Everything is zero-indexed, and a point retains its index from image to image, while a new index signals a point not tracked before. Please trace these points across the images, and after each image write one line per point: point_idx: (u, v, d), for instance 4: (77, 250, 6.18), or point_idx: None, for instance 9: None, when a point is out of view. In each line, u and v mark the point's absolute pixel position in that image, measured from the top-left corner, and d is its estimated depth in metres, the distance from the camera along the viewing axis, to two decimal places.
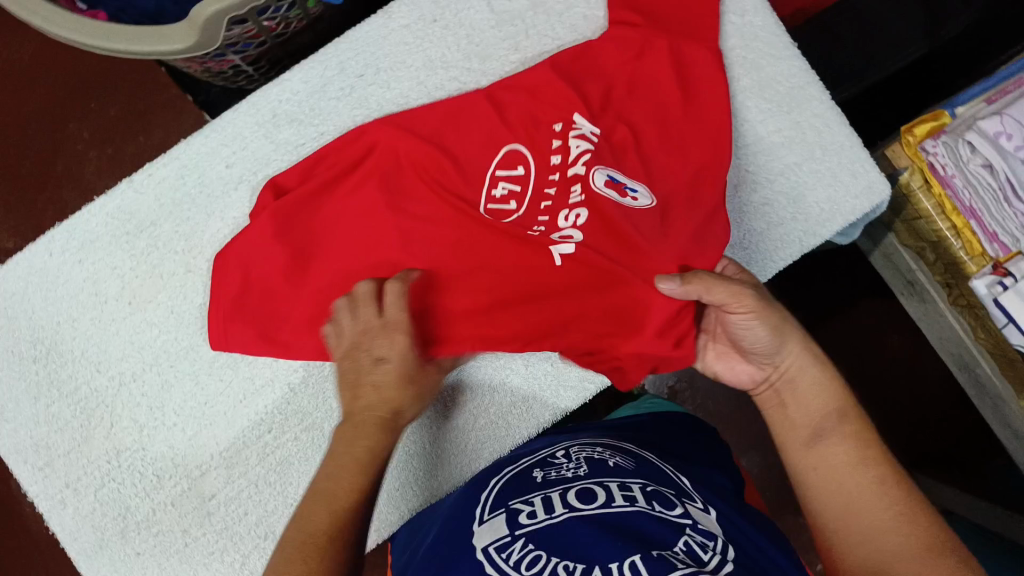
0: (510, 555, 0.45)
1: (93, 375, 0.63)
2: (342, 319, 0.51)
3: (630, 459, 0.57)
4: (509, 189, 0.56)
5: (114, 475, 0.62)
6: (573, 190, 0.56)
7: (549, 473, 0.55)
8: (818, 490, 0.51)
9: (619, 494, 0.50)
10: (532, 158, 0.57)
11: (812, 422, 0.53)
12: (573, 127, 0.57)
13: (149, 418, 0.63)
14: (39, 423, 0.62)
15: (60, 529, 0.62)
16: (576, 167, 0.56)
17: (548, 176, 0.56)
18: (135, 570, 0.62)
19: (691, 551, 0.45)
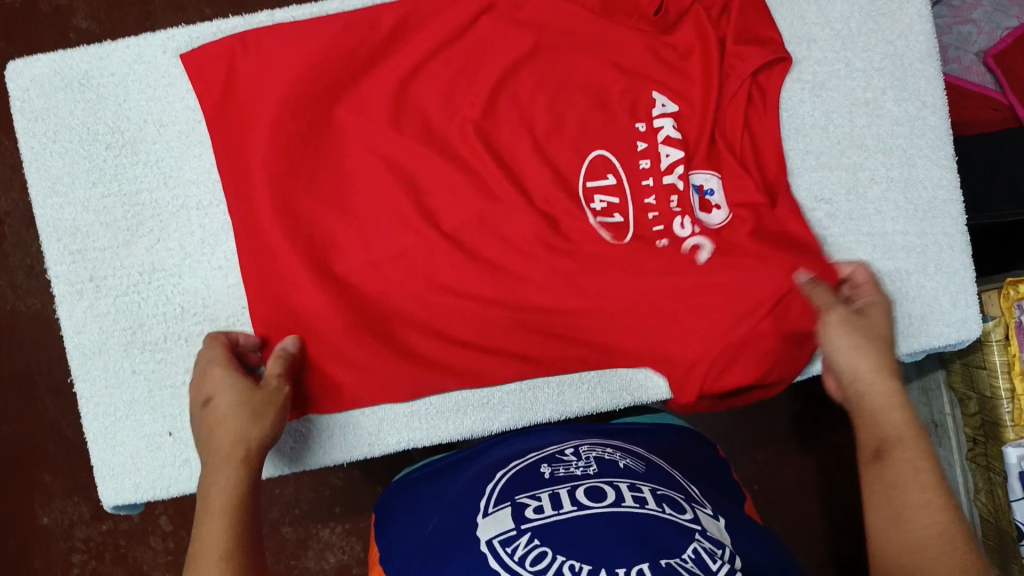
0: (515, 549, 0.48)
1: (159, 187, 0.68)
2: (210, 371, 0.60)
3: (639, 461, 0.59)
4: (607, 201, 0.67)
5: (139, 288, 0.67)
6: (673, 201, 0.66)
7: (557, 470, 0.56)
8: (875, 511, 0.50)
9: (627, 494, 0.52)
10: (619, 167, 0.67)
11: (883, 436, 0.53)
12: (670, 170, 0.66)
13: (196, 250, 0.68)
14: (87, 208, 0.67)
15: (68, 317, 0.67)
16: (670, 176, 0.66)
17: (645, 188, 0.66)
18: (125, 386, 0.67)
19: (699, 559, 0.46)
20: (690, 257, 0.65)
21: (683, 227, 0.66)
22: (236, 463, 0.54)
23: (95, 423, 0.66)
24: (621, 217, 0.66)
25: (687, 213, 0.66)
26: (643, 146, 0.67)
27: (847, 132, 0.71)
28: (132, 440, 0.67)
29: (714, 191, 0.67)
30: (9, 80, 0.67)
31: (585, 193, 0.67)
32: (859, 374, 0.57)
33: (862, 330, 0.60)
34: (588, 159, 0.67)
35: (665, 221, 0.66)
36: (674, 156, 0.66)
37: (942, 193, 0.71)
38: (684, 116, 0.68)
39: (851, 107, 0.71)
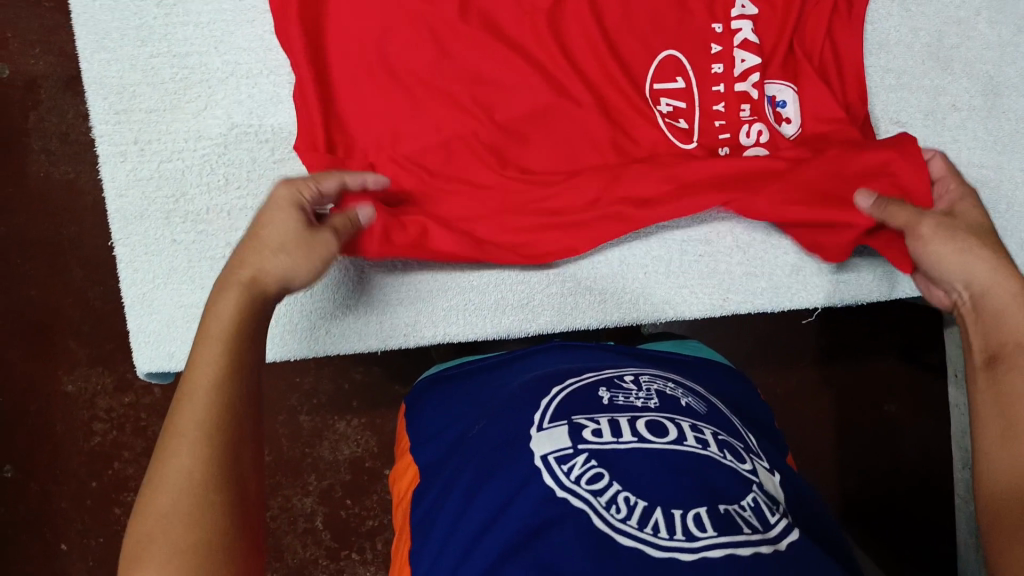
0: (572, 469, 0.48)
1: (209, 51, 0.65)
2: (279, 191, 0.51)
3: (700, 402, 0.58)
4: (673, 104, 0.64)
5: (184, 155, 0.65)
6: (744, 109, 0.63)
7: (617, 396, 0.55)
8: (1003, 403, 0.46)
9: (690, 434, 0.51)
10: (689, 69, 0.64)
11: (973, 283, 0.53)
12: (744, 77, 0.63)
13: (242, 121, 0.66)
14: (133, 67, 0.64)
15: (110, 179, 0.65)
16: (744, 83, 0.63)
17: (715, 94, 0.64)
18: (165, 255, 0.66)
19: (756, 509, 0.47)
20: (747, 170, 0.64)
21: (751, 136, 0.63)
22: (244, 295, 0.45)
23: (133, 289, 0.66)
24: (688, 122, 0.64)
25: (758, 121, 0.63)
26: (717, 48, 0.64)
27: (932, 53, 0.67)
28: (168, 309, 0.66)
29: (786, 105, 0.64)
30: None
31: (652, 93, 0.64)
32: (975, 279, 0.52)
33: (969, 231, 0.55)
34: (658, 58, 0.64)
35: (734, 129, 0.64)
36: (749, 62, 0.63)
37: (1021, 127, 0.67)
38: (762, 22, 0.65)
39: (940, 26, 0.68)
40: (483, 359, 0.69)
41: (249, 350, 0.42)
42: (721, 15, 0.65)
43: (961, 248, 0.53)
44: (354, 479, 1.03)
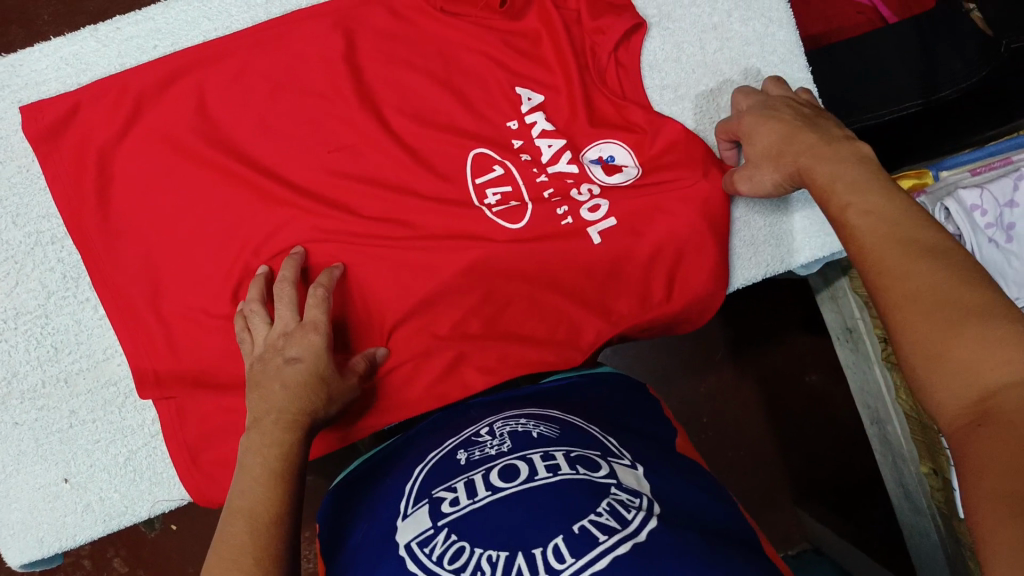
0: (432, 548, 0.45)
1: (7, 228, 0.64)
2: (255, 329, 0.60)
3: (554, 427, 0.56)
4: (499, 193, 0.68)
5: (5, 336, 0.64)
6: (567, 178, 0.68)
7: (472, 455, 0.54)
8: (890, 275, 0.44)
9: (540, 466, 0.49)
10: (503, 158, 0.68)
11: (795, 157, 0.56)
12: (556, 153, 0.68)
13: (59, 286, 0.65)
14: None
15: None
16: (559, 161, 0.68)
17: (536, 174, 0.68)
18: (10, 439, 0.64)
19: (614, 512, 0.44)
20: (591, 212, 0.67)
21: (585, 193, 0.67)
22: (283, 427, 0.53)
23: None
24: (518, 201, 0.67)
25: (589, 182, 0.68)
26: (519, 142, 0.68)
27: (701, 61, 0.71)
28: (25, 495, 0.64)
29: (615, 157, 0.69)
30: None
31: (476, 189, 0.67)
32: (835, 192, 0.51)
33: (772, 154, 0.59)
34: (470, 155, 0.68)
35: (566, 194, 0.68)
36: (555, 142, 0.68)
37: None
38: (541, 73, 0.69)
39: (700, 34, 0.71)
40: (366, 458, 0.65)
41: (298, 445, 0.53)
42: (499, 94, 0.69)
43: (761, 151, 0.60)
44: None
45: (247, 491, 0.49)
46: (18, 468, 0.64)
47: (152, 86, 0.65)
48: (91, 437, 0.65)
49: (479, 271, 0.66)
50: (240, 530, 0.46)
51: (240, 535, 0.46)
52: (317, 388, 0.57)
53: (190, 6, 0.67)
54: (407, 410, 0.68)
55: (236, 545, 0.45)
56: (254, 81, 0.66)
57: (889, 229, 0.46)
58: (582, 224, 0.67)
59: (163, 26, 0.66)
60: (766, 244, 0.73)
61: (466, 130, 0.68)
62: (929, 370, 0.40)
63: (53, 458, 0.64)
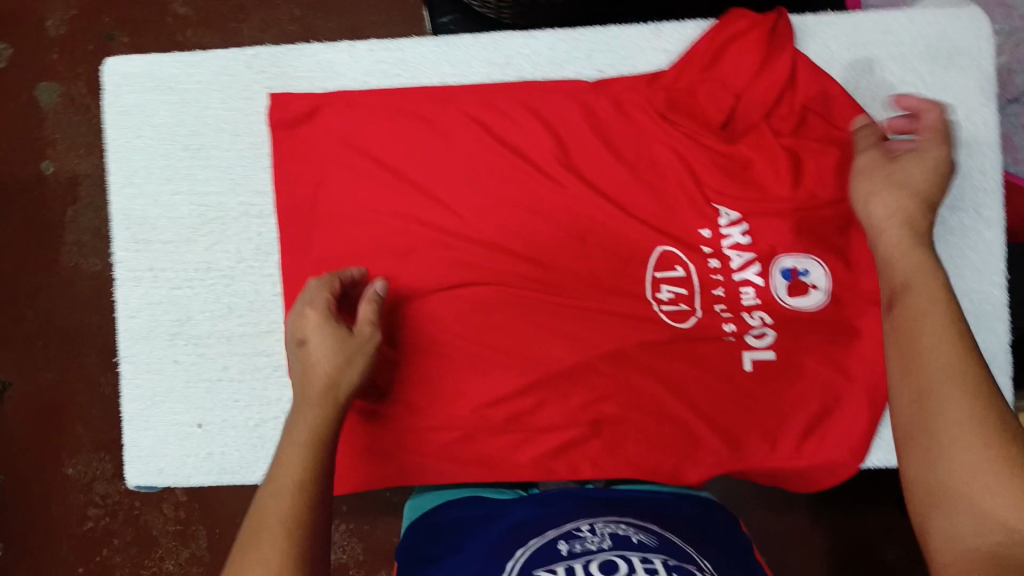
0: None
1: (226, 192, 0.71)
2: (292, 316, 0.63)
3: (652, 537, 0.55)
4: (673, 292, 0.71)
5: (192, 283, 0.71)
6: (746, 294, 0.70)
7: (574, 546, 0.53)
8: (920, 414, 0.49)
9: (639, 566, 0.49)
10: (687, 259, 0.71)
11: (901, 218, 0.59)
12: (742, 265, 0.70)
13: (252, 256, 0.71)
14: (157, 203, 0.71)
15: (123, 303, 0.71)
16: (746, 272, 0.70)
17: (713, 287, 0.70)
18: (167, 373, 0.71)
19: None
20: (754, 338, 0.71)
21: (756, 319, 0.70)
22: (305, 430, 0.56)
23: (131, 404, 0.71)
24: (687, 306, 0.71)
25: (762, 307, 0.70)
26: (707, 251, 0.70)
27: None
28: (162, 424, 0.71)
29: (809, 273, 0.70)
30: (104, 75, 0.70)
31: (653, 282, 0.71)
32: (888, 208, 0.60)
33: (914, 156, 0.63)
34: (653, 252, 0.71)
35: (736, 313, 0.71)
36: (746, 254, 0.70)
37: (986, 308, 0.71)
38: (745, 203, 0.70)
39: None
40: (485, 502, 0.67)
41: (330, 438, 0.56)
42: (689, 212, 0.70)
43: (897, 154, 0.63)
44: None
45: (285, 459, 0.53)
46: (165, 401, 0.71)
47: (387, 111, 0.70)
48: (234, 396, 0.71)
49: (629, 373, 0.70)
50: (271, 502, 0.50)
51: (276, 503, 0.49)
52: (331, 357, 0.60)
53: (434, 46, 0.72)
54: (511, 471, 0.70)
55: (274, 511, 0.49)
56: (476, 130, 0.71)
57: (942, 318, 0.51)
58: (739, 346, 0.71)
59: (408, 57, 0.72)
60: None
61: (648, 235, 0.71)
62: (949, 489, 0.47)
63: (196, 403, 0.71)
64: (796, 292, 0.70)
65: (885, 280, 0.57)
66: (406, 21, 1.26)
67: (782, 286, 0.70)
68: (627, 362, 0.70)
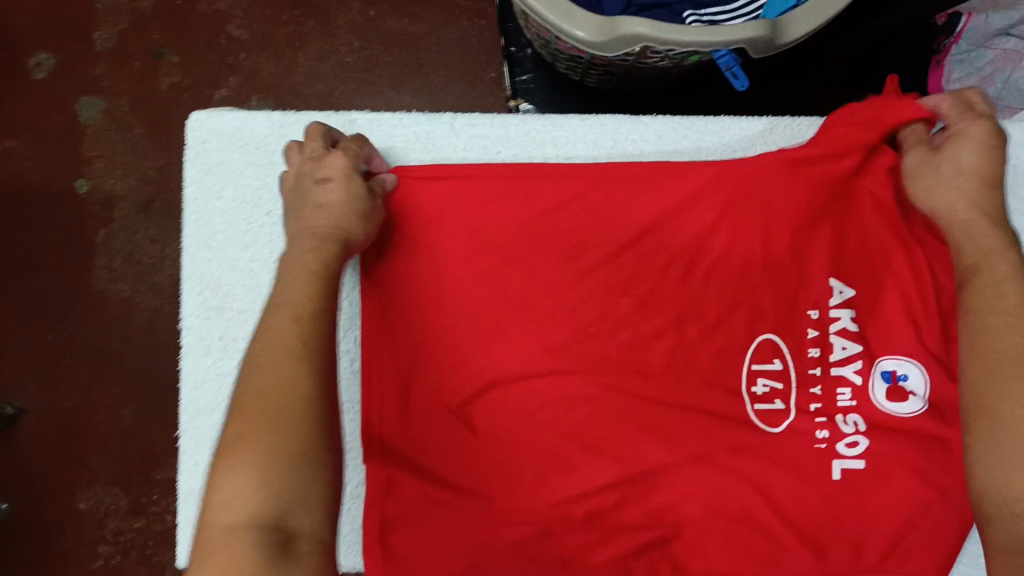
0: None
1: None
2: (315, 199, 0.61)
3: None
4: (769, 386, 0.68)
5: None
6: (842, 396, 0.68)
7: None
8: (994, 396, 0.55)
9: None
10: (784, 353, 0.69)
11: (945, 210, 0.66)
12: (841, 366, 0.68)
13: None
14: (234, 269, 0.67)
15: (188, 371, 0.67)
16: (845, 372, 0.68)
17: (810, 387, 0.68)
18: None
19: None
20: (847, 446, 0.66)
21: (850, 425, 0.67)
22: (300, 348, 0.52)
23: (187, 480, 0.66)
24: (781, 404, 0.68)
25: (856, 411, 0.67)
26: (814, 350, 0.69)
27: None
28: None
29: (909, 377, 0.66)
30: (189, 129, 0.67)
31: (748, 373, 0.69)
32: (954, 206, 0.66)
33: (958, 151, 0.68)
34: (752, 341, 0.69)
35: (830, 417, 0.67)
36: (850, 350, 0.68)
37: None
38: (845, 307, 0.69)
39: None
40: None
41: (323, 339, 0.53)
42: (784, 310, 0.70)
43: (963, 137, 0.68)
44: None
45: (263, 370, 0.51)
46: None
47: (489, 190, 0.70)
48: None
49: (721, 474, 0.67)
50: (258, 438, 0.48)
51: (269, 442, 0.48)
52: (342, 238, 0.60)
53: (543, 124, 0.73)
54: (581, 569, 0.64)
55: (258, 441, 0.48)
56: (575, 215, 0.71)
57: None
58: (831, 454, 0.66)
59: (512, 133, 0.73)
60: None
61: (741, 331, 0.70)
62: (1000, 493, 0.53)
63: None
64: (897, 397, 0.66)
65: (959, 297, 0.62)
66: (466, 67, 1.23)
67: (880, 386, 0.67)
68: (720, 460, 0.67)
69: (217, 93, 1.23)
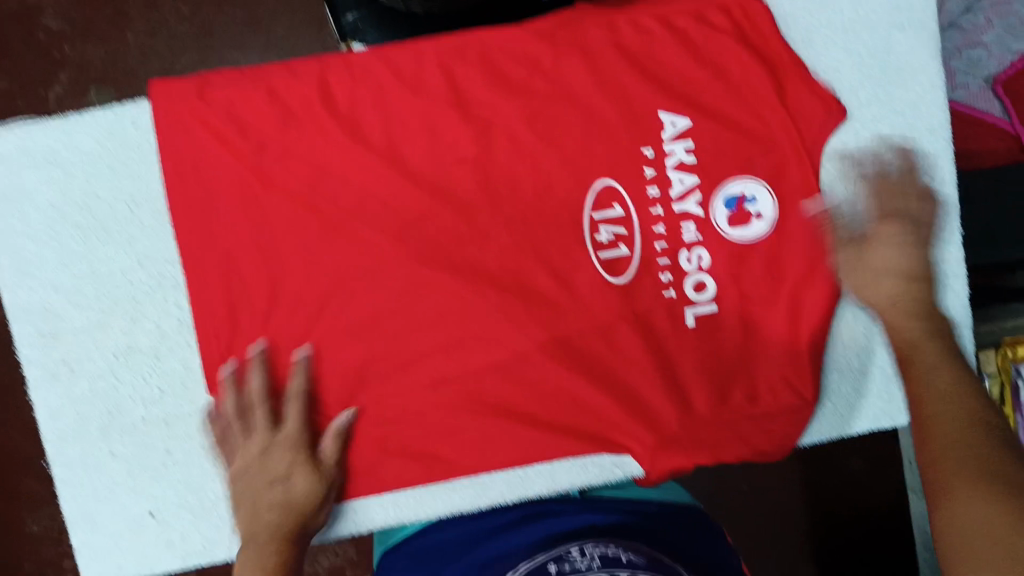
0: None
1: (132, 267, 0.64)
2: (226, 400, 0.64)
3: (641, 555, 0.58)
4: (613, 234, 0.67)
5: (115, 370, 0.65)
6: (688, 232, 0.68)
7: (562, 566, 0.57)
8: (923, 417, 0.55)
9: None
10: (625, 198, 0.67)
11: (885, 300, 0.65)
12: (683, 199, 0.68)
13: (175, 330, 0.65)
14: (59, 290, 0.63)
15: (41, 402, 0.64)
16: (688, 205, 0.68)
17: (654, 228, 0.68)
18: (106, 468, 0.66)
19: None
20: (694, 291, 0.69)
21: (693, 261, 0.69)
22: (280, 482, 0.62)
23: (75, 507, 0.66)
24: (627, 249, 0.68)
25: (702, 246, 0.68)
26: (655, 190, 0.67)
27: (856, 206, 0.68)
28: (115, 522, 0.66)
29: (756, 200, 0.68)
30: None
31: (592, 223, 0.67)
32: (880, 295, 0.65)
33: (878, 242, 0.66)
34: (593, 189, 0.67)
35: (674, 254, 0.68)
36: (688, 181, 0.67)
37: (943, 268, 0.69)
38: (685, 177, 0.67)
39: (857, 179, 0.69)
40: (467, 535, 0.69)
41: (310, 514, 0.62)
42: (628, 202, 0.67)
43: (859, 226, 0.67)
44: None
45: (292, 417, 0.63)
46: (111, 499, 0.66)
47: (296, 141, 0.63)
48: (183, 479, 0.67)
49: (597, 390, 0.68)
50: (253, 541, 0.60)
51: (281, 455, 0.63)
52: (298, 511, 0.62)
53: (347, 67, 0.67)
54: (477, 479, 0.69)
55: (244, 554, 0.59)
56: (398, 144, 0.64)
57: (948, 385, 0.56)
58: (681, 303, 0.69)
59: None
60: (875, 400, 0.71)
61: (593, 227, 0.67)
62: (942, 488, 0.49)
63: (147, 494, 0.67)
64: (740, 224, 0.68)
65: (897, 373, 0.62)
66: (307, 9, 1.17)
67: (723, 212, 0.68)
68: (592, 377, 0.68)
69: (51, 92, 1.15)
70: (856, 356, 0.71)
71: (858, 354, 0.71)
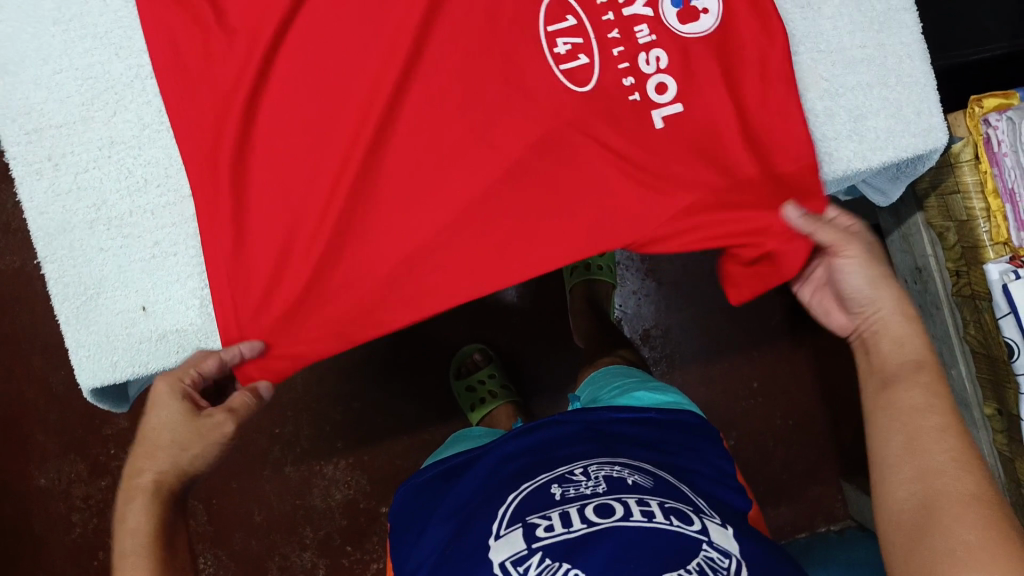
0: (526, 567, 0.61)
1: (111, 60, 0.66)
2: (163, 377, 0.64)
3: (644, 477, 0.71)
4: (570, 46, 0.69)
5: (99, 162, 0.66)
6: (641, 36, 0.70)
7: (567, 491, 0.69)
8: (900, 458, 0.55)
9: (636, 509, 0.65)
10: (576, 10, 0.70)
11: (898, 363, 0.61)
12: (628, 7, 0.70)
13: (155, 119, 0.67)
14: (40, 86, 0.66)
15: (29, 198, 0.66)
16: (634, 10, 0.70)
17: (607, 33, 0.70)
18: (94, 263, 0.67)
19: (704, 570, 0.59)
20: (657, 93, 0.69)
21: (649, 61, 0.69)
22: (147, 496, 0.61)
23: (65, 306, 0.67)
24: (584, 58, 0.69)
25: (658, 48, 0.69)
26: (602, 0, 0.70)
27: None
28: (103, 319, 0.67)
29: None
30: None
31: (548, 38, 0.69)
32: (877, 310, 0.64)
33: (877, 259, 0.65)
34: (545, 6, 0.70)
35: (631, 58, 0.70)
36: None
37: (893, 4, 0.70)
38: None
39: None
40: (494, 442, 0.83)
41: (167, 514, 0.61)
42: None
43: (847, 274, 0.65)
44: (375, 489, 1.33)
45: (155, 458, 0.62)
46: (102, 297, 0.67)
47: None
48: (169, 271, 0.67)
49: (563, 155, 0.69)
50: (141, 493, 0.61)
51: (199, 448, 0.63)
52: (168, 485, 0.62)
53: None
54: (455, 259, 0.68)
55: (137, 486, 0.61)
56: None
57: (938, 475, 0.53)
58: (647, 105, 0.69)
59: None
60: (847, 139, 0.70)
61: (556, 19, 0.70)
62: (938, 521, 0.51)
63: (135, 289, 0.67)
64: (686, 20, 0.69)
65: (868, 366, 0.63)
66: None
67: (667, 13, 0.70)
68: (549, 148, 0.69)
69: None
70: (819, 97, 0.70)
71: (821, 94, 0.70)
